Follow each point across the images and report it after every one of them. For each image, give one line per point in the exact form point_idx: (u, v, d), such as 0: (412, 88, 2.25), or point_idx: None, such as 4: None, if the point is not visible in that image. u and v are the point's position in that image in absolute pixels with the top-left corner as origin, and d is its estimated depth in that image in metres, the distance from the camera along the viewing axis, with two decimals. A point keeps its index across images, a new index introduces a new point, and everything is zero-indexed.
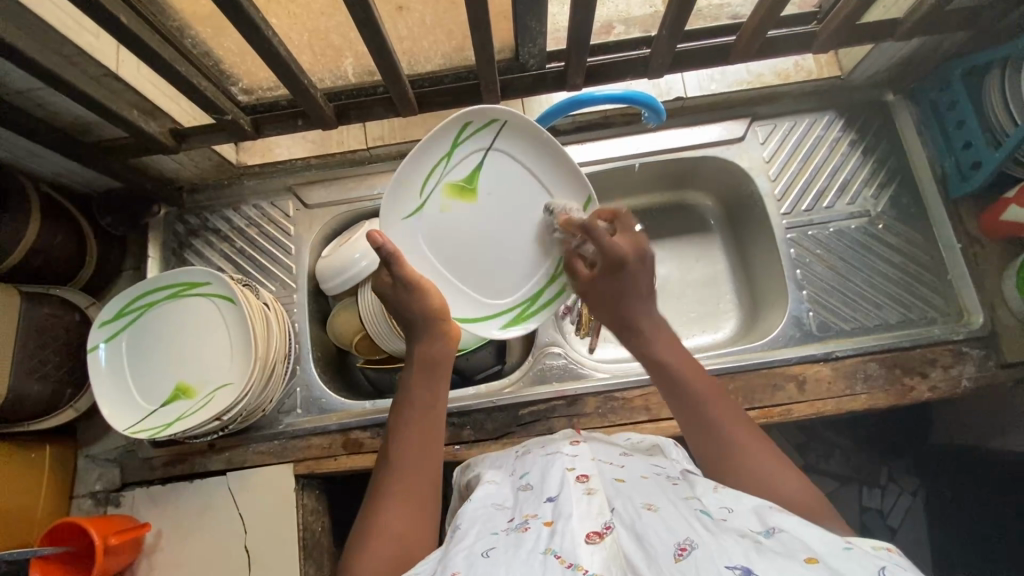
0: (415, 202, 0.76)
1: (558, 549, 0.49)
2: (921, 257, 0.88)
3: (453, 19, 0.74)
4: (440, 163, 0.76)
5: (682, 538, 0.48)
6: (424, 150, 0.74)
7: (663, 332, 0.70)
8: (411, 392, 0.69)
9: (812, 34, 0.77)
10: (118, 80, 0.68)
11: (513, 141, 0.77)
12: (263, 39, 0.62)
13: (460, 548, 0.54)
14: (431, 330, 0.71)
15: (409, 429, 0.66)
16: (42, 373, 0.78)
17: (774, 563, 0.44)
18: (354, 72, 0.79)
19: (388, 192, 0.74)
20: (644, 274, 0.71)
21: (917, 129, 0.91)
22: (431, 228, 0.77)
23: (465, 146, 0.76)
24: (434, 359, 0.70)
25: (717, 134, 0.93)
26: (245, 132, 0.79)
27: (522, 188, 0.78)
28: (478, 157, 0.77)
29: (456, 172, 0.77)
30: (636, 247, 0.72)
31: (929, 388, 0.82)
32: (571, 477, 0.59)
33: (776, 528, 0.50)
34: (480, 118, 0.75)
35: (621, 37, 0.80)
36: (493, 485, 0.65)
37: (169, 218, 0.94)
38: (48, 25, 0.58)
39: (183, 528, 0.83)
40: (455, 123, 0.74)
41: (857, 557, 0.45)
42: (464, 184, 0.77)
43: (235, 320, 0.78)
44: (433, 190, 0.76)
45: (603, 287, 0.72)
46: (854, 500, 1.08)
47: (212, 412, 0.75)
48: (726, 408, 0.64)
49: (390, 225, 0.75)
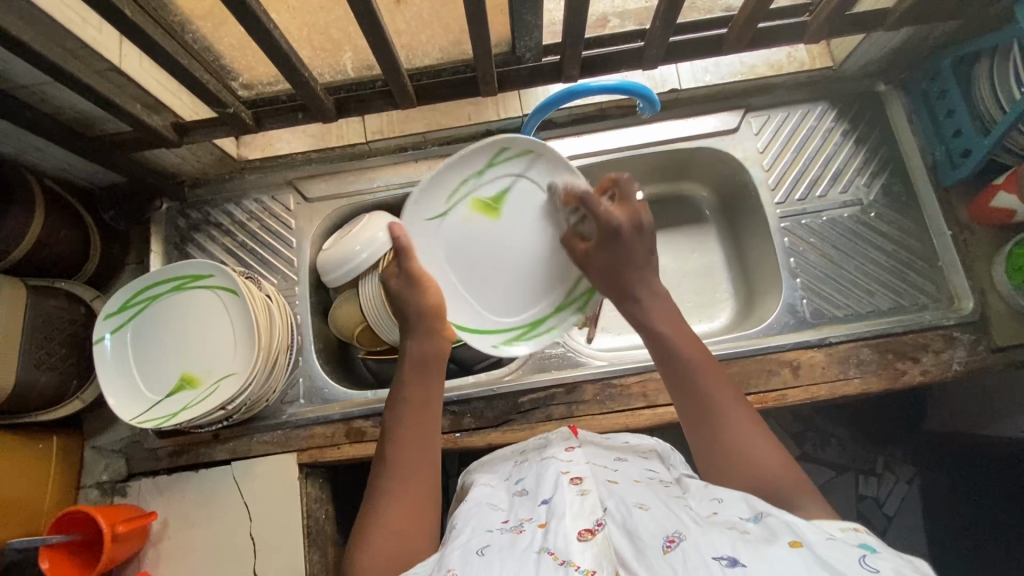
0: (440, 207, 0.79)
1: (551, 547, 0.51)
2: (914, 245, 0.90)
3: (450, 13, 0.75)
4: (472, 177, 0.79)
5: (671, 531, 0.49)
6: (459, 160, 0.77)
7: (662, 299, 0.71)
8: (405, 388, 0.70)
9: (804, 23, 0.79)
10: (121, 74, 0.70)
11: (545, 173, 0.78)
12: (265, 33, 0.63)
13: (455, 546, 0.56)
14: (423, 326, 0.72)
15: (404, 426, 0.68)
16: (49, 365, 0.80)
17: (758, 551, 0.46)
18: (353, 66, 0.81)
19: (416, 192, 0.77)
20: (640, 241, 0.72)
21: (908, 119, 0.92)
22: (450, 234, 0.79)
23: (498, 168, 0.79)
24: (426, 355, 0.71)
25: (712, 125, 0.94)
26: (246, 125, 0.80)
27: (545, 216, 0.79)
28: (508, 181, 0.79)
29: (484, 189, 0.79)
30: (633, 217, 0.72)
31: (920, 372, 0.83)
32: (564, 479, 0.60)
33: (763, 513, 0.52)
34: (518, 147, 0.77)
35: (616, 30, 0.82)
36: (489, 489, 0.67)
37: (171, 212, 0.95)
38: (52, 19, 0.59)
39: (188, 517, 0.84)
40: (493, 145, 0.77)
41: (840, 545, 0.46)
42: (491, 202, 0.79)
43: (238, 311, 0.80)
44: (459, 201, 0.79)
45: (601, 256, 0.72)
46: (851, 488, 1.08)
47: (217, 401, 0.76)
48: (720, 382, 0.65)
49: (411, 222, 0.78)
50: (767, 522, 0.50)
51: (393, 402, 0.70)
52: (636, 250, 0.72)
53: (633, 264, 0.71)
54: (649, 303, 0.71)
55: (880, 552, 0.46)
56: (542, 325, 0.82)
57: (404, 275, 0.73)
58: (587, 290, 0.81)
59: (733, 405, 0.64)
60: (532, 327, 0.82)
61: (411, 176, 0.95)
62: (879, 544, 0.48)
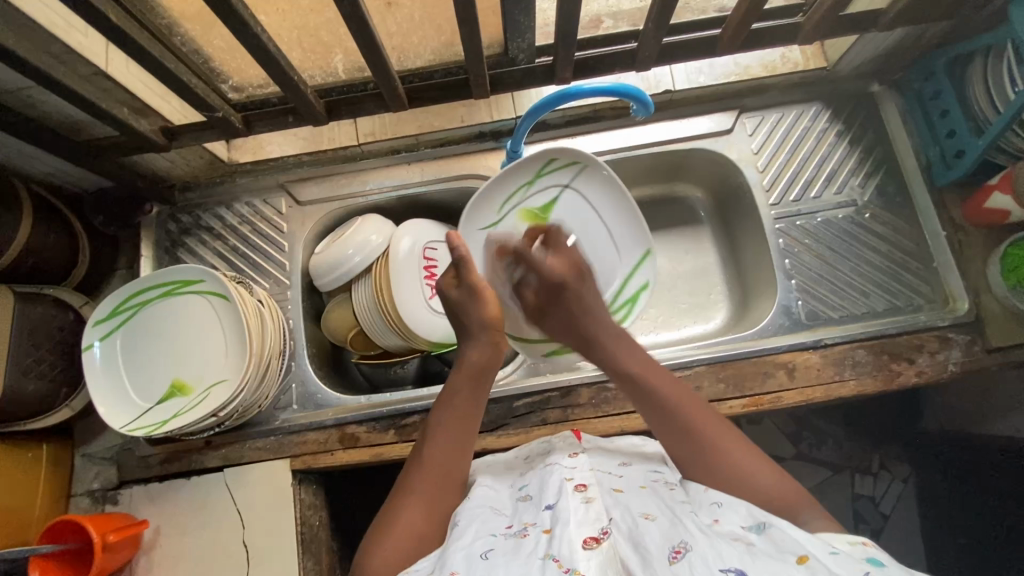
0: (494, 216, 0.86)
1: (555, 553, 0.51)
2: (908, 245, 0.90)
3: (442, 14, 0.75)
4: (523, 188, 0.86)
5: (677, 541, 0.50)
6: (511, 172, 0.85)
7: (619, 339, 0.72)
8: (455, 395, 0.69)
9: (797, 24, 0.78)
10: (107, 78, 0.69)
11: (589, 183, 0.86)
12: (253, 36, 0.62)
13: (460, 545, 0.55)
14: (479, 336, 0.71)
15: (445, 430, 0.67)
16: (37, 373, 0.79)
17: (766, 566, 0.46)
18: (344, 68, 0.80)
19: (472, 201, 0.84)
20: (586, 288, 0.75)
21: (902, 119, 0.92)
22: (502, 241, 0.86)
23: (546, 179, 0.86)
24: (482, 366, 0.70)
25: (706, 127, 0.93)
26: (236, 129, 0.79)
27: (590, 224, 0.87)
28: (556, 191, 0.87)
29: (533, 200, 0.86)
30: (573, 266, 0.76)
31: (916, 373, 0.83)
32: (568, 486, 0.59)
33: (766, 523, 0.53)
34: (565, 158, 0.85)
35: (610, 31, 0.81)
36: (492, 489, 0.67)
37: (162, 216, 0.94)
38: (36, 24, 0.58)
39: (181, 524, 0.84)
40: (543, 156, 0.84)
41: (845, 561, 0.47)
42: (539, 211, 0.86)
43: (229, 317, 0.79)
44: (510, 210, 0.86)
45: (551, 309, 0.74)
46: (847, 487, 1.09)
47: (208, 408, 0.75)
48: (713, 423, 0.65)
49: (467, 230, 0.85)
50: (770, 533, 0.51)
51: (439, 406, 0.69)
52: (584, 296, 0.74)
53: (584, 313, 0.73)
54: (610, 345, 0.71)
55: (885, 566, 0.48)
56: None
57: (465, 287, 0.72)
58: (630, 297, 0.88)
59: (712, 427, 0.64)
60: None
61: (404, 178, 0.94)
62: (888, 558, 0.49)
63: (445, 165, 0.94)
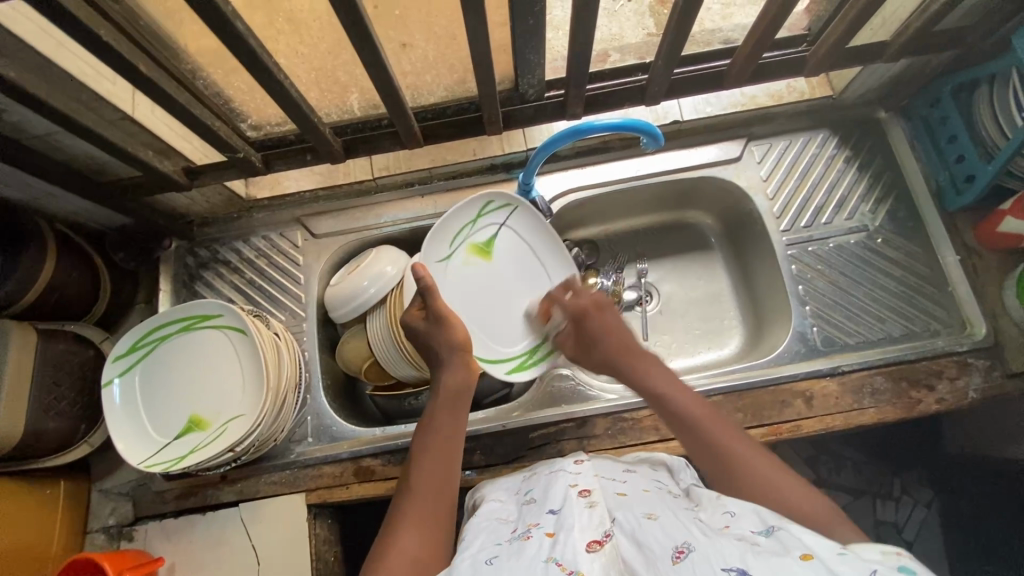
0: (445, 251, 0.85)
1: (559, 557, 0.51)
2: (922, 270, 0.89)
3: (455, 54, 0.76)
4: (468, 226, 0.87)
5: (679, 542, 0.49)
6: (455, 213, 0.85)
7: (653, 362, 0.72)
8: (435, 419, 0.70)
9: (803, 57, 0.80)
10: (133, 122, 0.71)
11: (521, 223, 0.89)
12: (275, 82, 0.65)
13: (465, 557, 0.55)
14: (453, 360, 0.73)
15: (427, 454, 0.68)
16: (57, 410, 0.80)
17: (769, 562, 0.45)
18: (360, 106, 0.82)
19: (427, 237, 0.83)
20: (606, 319, 0.76)
21: (909, 143, 0.92)
22: (456, 277, 0.85)
23: (487, 218, 0.88)
24: (458, 390, 0.72)
25: (715, 155, 0.94)
26: (256, 168, 0.81)
27: (527, 259, 0.89)
28: (495, 229, 0.88)
29: (479, 235, 0.87)
30: (595, 302, 0.78)
31: (936, 400, 0.82)
32: (573, 492, 0.60)
33: (775, 527, 0.50)
34: (502, 199, 0.88)
35: (618, 64, 0.82)
36: (498, 502, 0.66)
37: (180, 250, 0.96)
38: (67, 74, 0.61)
39: (196, 560, 0.83)
40: (483, 197, 0.87)
41: (853, 560, 0.45)
42: (484, 245, 0.87)
43: (247, 351, 0.80)
44: (460, 246, 0.86)
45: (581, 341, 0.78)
46: (869, 512, 1.06)
47: (226, 444, 0.76)
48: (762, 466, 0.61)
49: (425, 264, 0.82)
50: (778, 535, 0.49)
51: (422, 430, 0.70)
52: (609, 323, 0.76)
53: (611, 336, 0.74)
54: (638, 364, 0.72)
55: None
56: (539, 351, 0.87)
57: (431, 317, 0.74)
58: None
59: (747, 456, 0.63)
60: (532, 353, 0.87)
61: (417, 211, 0.96)
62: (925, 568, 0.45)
63: (457, 198, 0.96)
